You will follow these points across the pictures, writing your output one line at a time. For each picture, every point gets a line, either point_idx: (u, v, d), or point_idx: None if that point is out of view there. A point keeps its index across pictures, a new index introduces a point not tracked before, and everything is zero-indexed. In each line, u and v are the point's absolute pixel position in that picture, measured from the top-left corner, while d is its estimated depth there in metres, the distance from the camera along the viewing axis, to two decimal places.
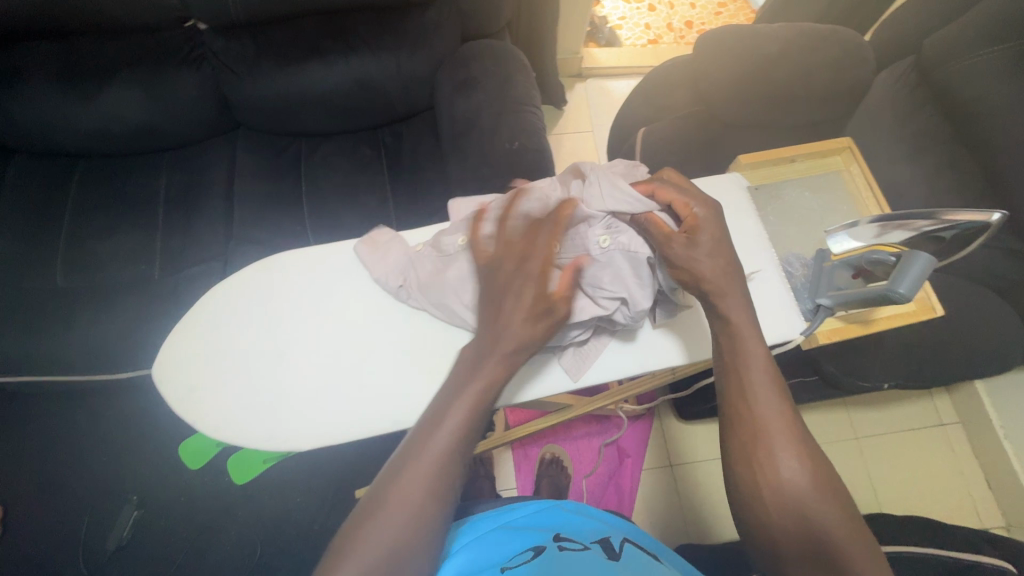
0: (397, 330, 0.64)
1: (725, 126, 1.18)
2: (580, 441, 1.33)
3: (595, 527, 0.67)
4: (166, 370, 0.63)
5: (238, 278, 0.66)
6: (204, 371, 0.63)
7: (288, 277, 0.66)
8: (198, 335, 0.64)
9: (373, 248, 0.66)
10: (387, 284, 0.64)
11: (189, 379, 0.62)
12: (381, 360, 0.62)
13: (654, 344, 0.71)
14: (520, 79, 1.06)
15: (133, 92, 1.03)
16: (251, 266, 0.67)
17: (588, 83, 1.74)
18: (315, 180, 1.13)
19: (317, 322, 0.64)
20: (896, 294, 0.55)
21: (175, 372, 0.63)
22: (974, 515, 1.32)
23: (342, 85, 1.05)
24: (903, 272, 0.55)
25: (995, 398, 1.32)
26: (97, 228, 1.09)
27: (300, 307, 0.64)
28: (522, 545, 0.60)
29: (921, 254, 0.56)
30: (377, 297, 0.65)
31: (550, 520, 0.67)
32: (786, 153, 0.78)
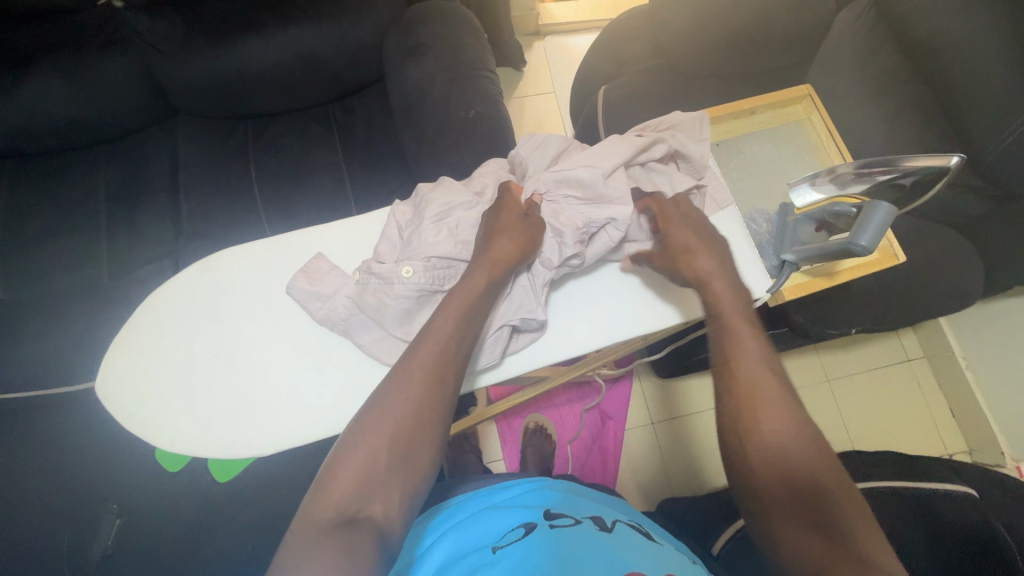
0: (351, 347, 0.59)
1: (688, 79, 1.15)
2: (563, 408, 1.34)
3: (581, 501, 0.67)
4: (113, 385, 0.58)
5: (182, 280, 0.61)
6: (156, 381, 0.59)
7: (238, 277, 0.62)
8: (145, 347, 0.60)
9: (309, 284, 0.58)
10: (332, 320, 0.58)
11: (140, 393, 0.58)
12: (342, 356, 0.59)
13: (644, 306, 0.68)
14: (470, 41, 1.00)
15: (54, 83, 0.95)
16: (193, 266, 0.62)
17: (546, 42, 1.68)
18: (265, 164, 1.07)
19: (271, 322, 0.60)
20: (857, 248, 0.53)
21: (123, 386, 0.59)
22: (940, 443, 1.39)
23: (283, 60, 0.98)
24: (864, 225, 0.53)
25: (957, 333, 1.38)
26: (34, 232, 1.01)
27: (257, 307, 0.60)
28: (515, 521, 0.60)
29: (882, 203, 0.54)
30: (316, 329, 0.60)
31: (539, 497, 0.66)
32: (746, 106, 0.74)
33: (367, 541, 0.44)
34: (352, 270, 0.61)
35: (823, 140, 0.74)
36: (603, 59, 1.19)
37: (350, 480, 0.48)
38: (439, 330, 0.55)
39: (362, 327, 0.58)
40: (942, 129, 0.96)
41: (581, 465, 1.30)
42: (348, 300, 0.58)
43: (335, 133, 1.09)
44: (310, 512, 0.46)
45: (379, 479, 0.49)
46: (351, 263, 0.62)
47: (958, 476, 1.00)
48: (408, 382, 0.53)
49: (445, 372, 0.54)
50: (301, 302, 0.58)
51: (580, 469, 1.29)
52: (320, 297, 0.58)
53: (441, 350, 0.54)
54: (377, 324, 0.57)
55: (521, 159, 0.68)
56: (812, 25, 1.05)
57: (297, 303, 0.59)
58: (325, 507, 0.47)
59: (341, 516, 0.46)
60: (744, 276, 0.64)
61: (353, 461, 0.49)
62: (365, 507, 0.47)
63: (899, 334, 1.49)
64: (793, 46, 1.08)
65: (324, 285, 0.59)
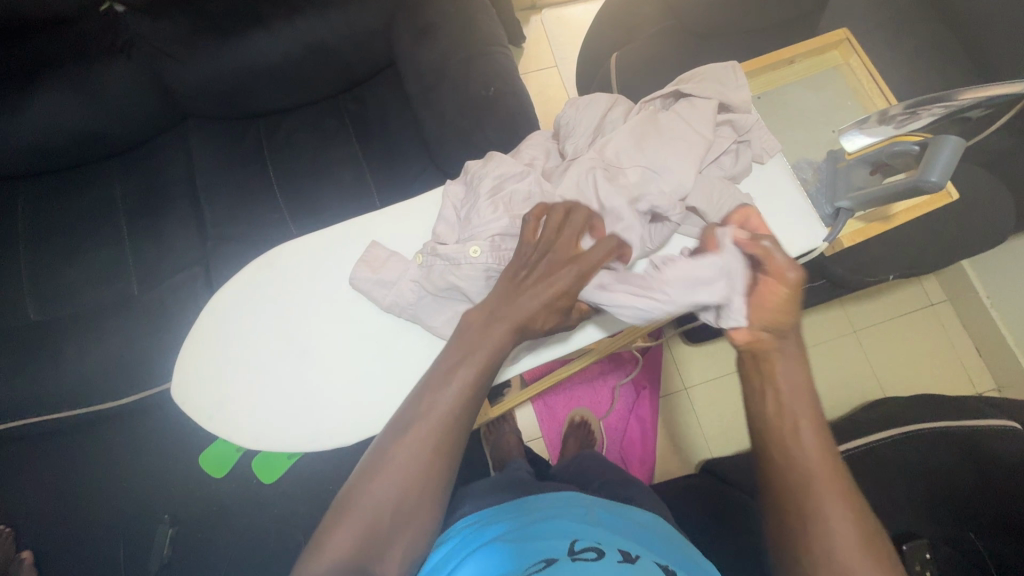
0: (420, 335, 0.59)
1: (699, 39, 1.13)
2: (597, 382, 1.35)
3: (612, 533, 0.63)
4: (189, 388, 0.59)
5: (242, 279, 0.61)
6: (228, 382, 0.59)
7: (295, 270, 0.61)
8: (214, 349, 0.60)
9: (373, 273, 0.57)
10: (401, 307, 0.57)
11: (217, 395, 0.58)
12: (412, 343, 0.58)
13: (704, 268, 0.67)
14: (481, 18, 0.98)
15: (64, 97, 0.93)
16: (252, 263, 0.61)
17: (544, 15, 1.65)
18: (283, 162, 1.05)
19: (333, 315, 0.59)
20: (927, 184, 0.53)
21: (199, 391, 0.59)
22: (969, 383, 1.41)
23: (293, 52, 0.97)
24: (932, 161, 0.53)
25: (980, 273, 1.38)
26: (59, 252, 1.00)
27: (318, 297, 0.60)
28: (537, 554, 0.57)
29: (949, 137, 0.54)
30: (385, 318, 0.59)
31: (564, 527, 0.63)
32: (786, 55, 0.73)
33: None
34: (412, 253, 0.61)
35: (864, 85, 0.72)
36: (612, 24, 1.16)
37: (351, 540, 0.49)
38: (453, 389, 0.52)
39: (429, 314, 0.57)
40: None
41: (620, 436, 1.31)
42: (411, 280, 0.57)
43: (349, 124, 1.07)
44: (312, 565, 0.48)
45: (379, 538, 0.50)
46: (409, 248, 0.61)
47: (1000, 411, 1.01)
48: (407, 452, 0.51)
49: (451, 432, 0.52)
50: (366, 292, 0.57)
51: (619, 440, 1.31)
52: (386, 286, 0.57)
53: (450, 415, 0.52)
54: (438, 300, 0.56)
55: (567, 121, 0.67)
56: None
57: (361, 294, 0.58)
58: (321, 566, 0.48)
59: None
60: (799, 228, 0.63)
61: (349, 523, 0.50)
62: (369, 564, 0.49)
63: (920, 279, 1.49)
64: None
65: (387, 272, 0.58)
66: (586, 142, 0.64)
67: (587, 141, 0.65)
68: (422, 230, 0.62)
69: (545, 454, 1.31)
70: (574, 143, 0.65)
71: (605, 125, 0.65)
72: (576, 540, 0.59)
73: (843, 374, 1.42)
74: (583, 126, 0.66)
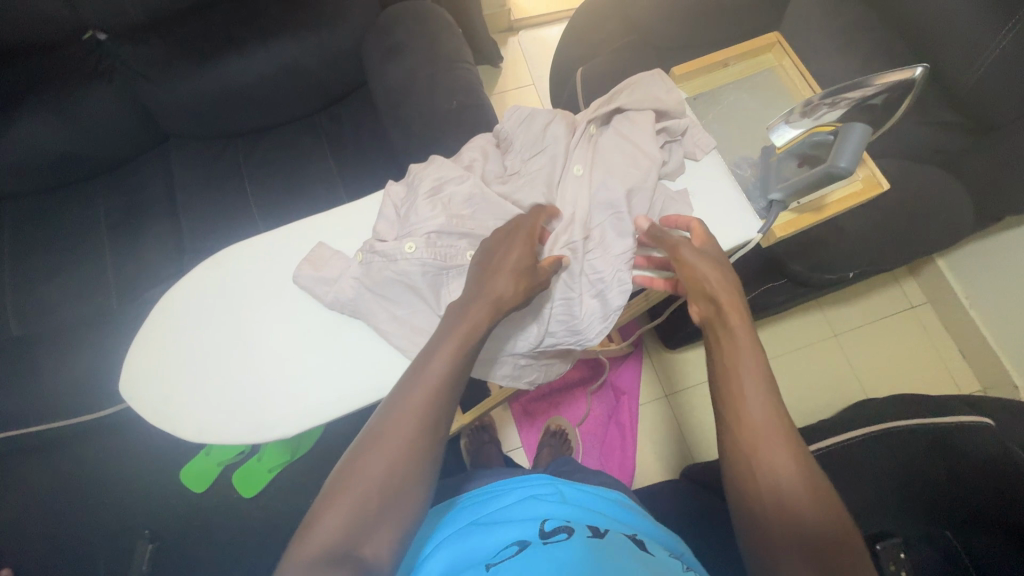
0: (363, 331, 0.61)
1: (661, 52, 1.17)
2: (576, 389, 1.35)
3: (582, 509, 0.67)
4: (134, 386, 0.60)
5: (192, 278, 0.63)
6: (172, 380, 0.60)
7: (242, 270, 0.63)
8: (161, 348, 0.61)
9: (314, 270, 0.60)
10: (339, 302, 0.59)
11: (165, 390, 0.59)
12: (353, 337, 0.60)
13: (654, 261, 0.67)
14: (447, 37, 1.03)
15: (45, 120, 0.97)
16: (202, 263, 0.64)
17: (521, 36, 1.70)
18: (259, 179, 1.09)
19: (277, 311, 0.61)
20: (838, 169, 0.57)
21: (147, 386, 0.60)
22: (954, 384, 1.40)
23: (267, 73, 1.01)
24: (841, 148, 0.57)
25: (956, 273, 1.39)
26: (42, 270, 1.03)
27: (268, 295, 0.62)
28: (512, 536, 0.60)
29: (856, 125, 0.58)
30: (327, 312, 0.61)
31: (535, 503, 0.66)
32: (719, 57, 0.76)
33: None
34: (354, 252, 0.63)
35: (797, 82, 0.75)
36: (577, 41, 1.21)
37: (342, 518, 0.48)
38: (438, 362, 0.53)
39: (368, 309, 0.59)
40: None
41: (599, 442, 1.31)
42: (347, 274, 0.59)
43: (324, 141, 1.11)
44: (298, 551, 0.47)
45: (367, 523, 0.48)
46: (351, 247, 0.63)
47: (974, 409, 1.00)
48: (399, 423, 0.52)
49: (433, 415, 0.52)
50: (307, 288, 0.60)
51: (599, 448, 1.30)
52: (327, 282, 0.59)
53: (439, 386, 0.53)
54: (375, 293, 0.58)
55: (505, 132, 0.70)
56: None
57: (304, 291, 0.61)
58: (312, 547, 0.47)
59: (329, 555, 0.46)
60: (733, 220, 0.65)
61: (343, 498, 0.49)
62: (356, 550, 0.47)
63: (899, 281, 1.50)
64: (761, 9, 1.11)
65: (329, 269, 0.60)
66: (522, 146, 0.67)
67: (523, 150, 0.67)
68: (365, 230, 0.65)
69: (525, 463, 1.30)
70: (514, 153, 0.68)
71: (545, 131, 0.66)
72: (547, 519, 0.62)
73: (824, 378, 1.41)
74: (522, 135, 0.68)
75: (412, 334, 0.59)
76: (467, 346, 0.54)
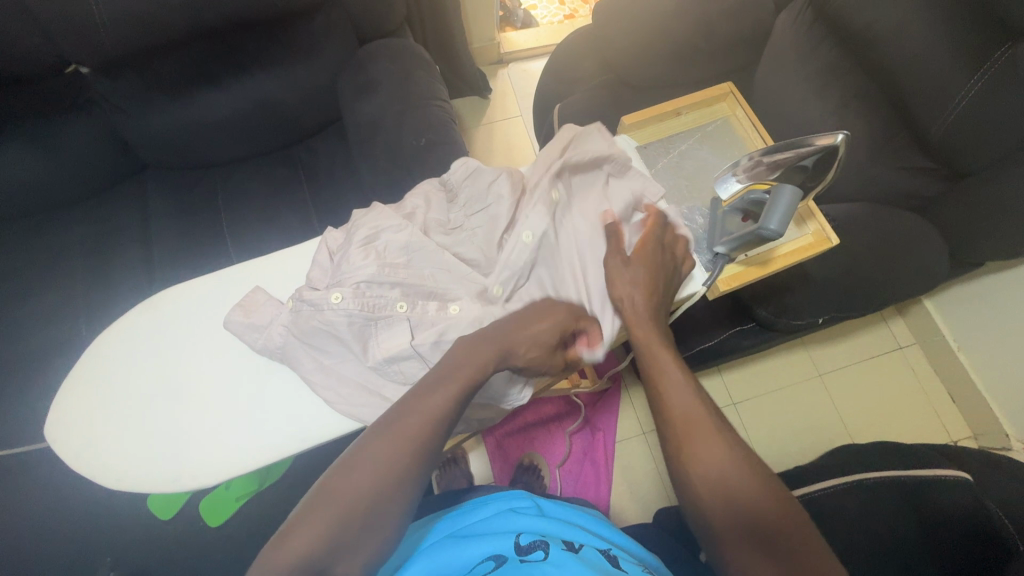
0: (291, 380, 0.64)
1: (637, 91, 1.18)
2: (551, 425, 1.33)
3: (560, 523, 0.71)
4: (59, 430, 0.61)
5: (124, 324, 0.65)
6: (100, 425, 0.62)
7: (177, 317, 0.66)
8: (92, 392, 0.63)
9: (245, 317, 0.62)
10: (268, 347, 0.62)
11: (86, 435, 0.61)
12: (280, 387, 0.63)
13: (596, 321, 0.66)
14: (420, 75, 1.05)
15: (24, 150, 0.99)
16: (136, 308, 0.66)
17: (510, 69, 1.73)
18: (234, 209, 1.10)
19: (208, 358, 0.64)
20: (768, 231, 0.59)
21: (71, 432, 0.61)
22: (942, 430, 1.35)
23: (243, 107, 1.03)
24: (773, 209, 0.59)
25: (943, 314, 1.36)
26: (15, 296, 1.05)
27: (196, 346, 0.65)
28: (490, 550, 0.63)
29: (787, 187, 0.60)
30: (258, 357, 0.64)
31: (514, 521, 0.69)
32: (671, 107, 0.80)
33: None
34: (286, 298, 0.66)
35: (748, 131, 0.79)
36: (556, 79, 1.22)
37: (311, 537, 0.50)
38: (437, 400, 0.55)
39: (297, 355, 0.62)
40: (888, 114, 0.97)
41: (575, 480, 1.28)
42: (279, 320, 0.62)
43: (300, 173, 1.13)
44: (270, 560, 0.49)
45: (344, 541, 0.50)
46: (284, 292, 0.66)
47: (952, 462, 0.97)
48: (386, 448, 0.54)
49: (420, 446, 0.54)
50: (239, 335, 0.62)
51: (574, 487, 1.27)
52: (256, 329, 0.62)
53: (429, 421, 0.55)
54: (301, 340, 0.61)
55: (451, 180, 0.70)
56: (750, 27, 1.09)
57: (235, 336, 0.63)
58: (283, 559, 0.49)
59: (300, 573, 0.48)
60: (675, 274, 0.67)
61: (318, 516, 0.51)
62: (330, 566, 0.49)
63: (886, 321, 1.47)
64: (735, 50, 1.12)
65: (260, 316, 0.63)
66: (468, 199, 0.68)
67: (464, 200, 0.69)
68: (301, 276, 0.68)
69: None
70: (458, 205, 0.69)
71: (489, 188, 0.66)
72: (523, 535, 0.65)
73: (808, 420, 1.38)
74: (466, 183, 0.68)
75: (337, 383, 0.62)
76: (459, 390, 0.56)
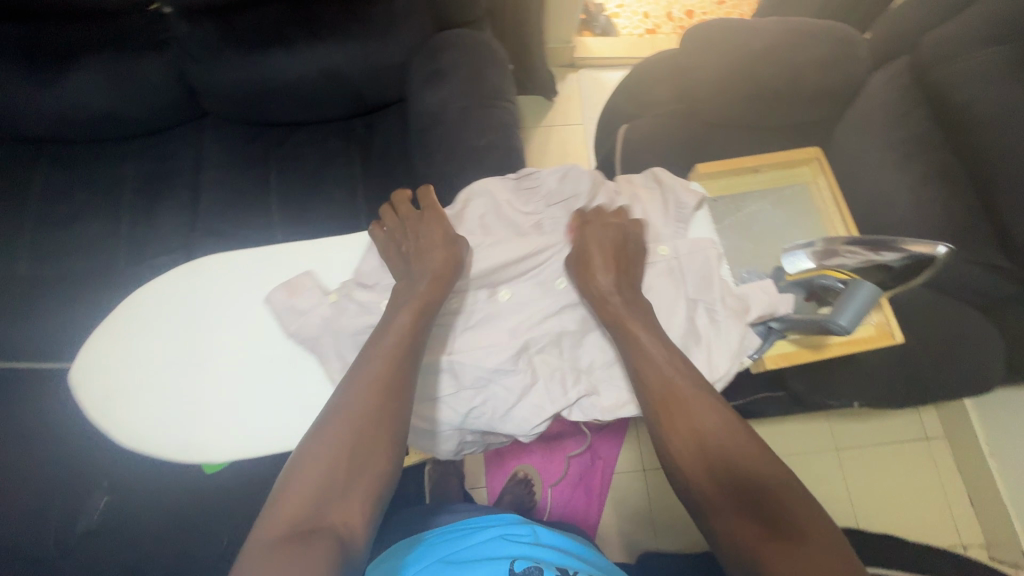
0: (310, 370, 0.65)
1: (708, 126, 1.14)
2: (549, 448, 1.30)
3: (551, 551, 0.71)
4: (88, 378, 0.65)
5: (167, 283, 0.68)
6: (125, 379, 0.65)
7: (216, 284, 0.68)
8: (125, 346, 0.66)
9: (288, 297, 0.64)
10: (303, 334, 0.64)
11: (110, 388, 0.64)
12: (300, 374, 0.65)
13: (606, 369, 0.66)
14: (492, 72, 1.02)
15: (94, 77, 1.01)
16: (178, 270, 0.69)
17: (580, 74, 1.69)
18: (282, 172, 1.10)
19: (237, 331, 0.66)
20: (837, 325, 0.61)
21: (82, 384, 0.65)
22: (954, 533, 1.29)
23: (310, 73, 1.02)
24: (847, 305, 0.61)
25: (981, 415, 1.29)
26: (63, 215, 1.07)
27: (224, 318, 0.67)
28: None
29: (866, 286, 0.61)
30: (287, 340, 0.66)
31: (506, 547, 0.69)
32: (752, 165, 0.82)
33: (331, 545, 0.49)
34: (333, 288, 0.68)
35: (825, 204, 0.82)
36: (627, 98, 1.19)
37: (306, 489, 0.52)
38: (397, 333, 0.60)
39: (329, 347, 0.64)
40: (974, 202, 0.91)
41: (565, 503, 1.27)
42: (320, 306, 0.64)
43: (355, 147, 1.12)
44: (267, 525, 0.51)
45: (333, 493, 0.52)
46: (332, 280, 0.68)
47: None
48: (362, 394, 0.57)
49: (386, 399, 0.57)
50: (279, 314, 0.65)
51: (563, 510, 1.26)
52: (296, 313, 0.64)
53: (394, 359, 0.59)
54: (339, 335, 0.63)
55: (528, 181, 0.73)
56: (839, 83, 1.03)
57: (275, 313, 0.65)
58: (282, 516, 0.51)
59: (300, 525, 0.50)
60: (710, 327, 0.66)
61: (310, 469, 0.53)
62: (326, 514, 0.51)
63: (918, 408, 1.40)
64: (819, 102, 1.07)
65: (302, 301, 0.64)
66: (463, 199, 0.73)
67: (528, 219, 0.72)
68: (351, 266, 0.69)
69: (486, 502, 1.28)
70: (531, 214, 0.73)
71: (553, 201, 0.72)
72: (517, 560, 0.66)
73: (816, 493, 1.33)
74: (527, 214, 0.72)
75: None
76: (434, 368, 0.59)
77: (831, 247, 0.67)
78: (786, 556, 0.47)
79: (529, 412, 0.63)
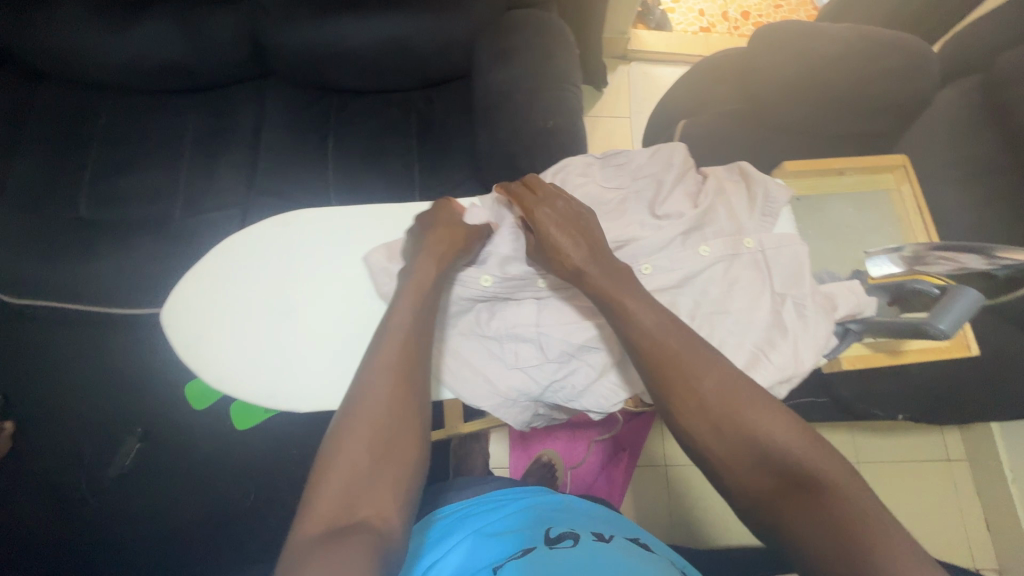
0: None
1: (766, 129, 1.13)
2: (573, 435, 1.32)
3: (585, 517, 0.68)
4: (184, 321, 0.70)
5: (259, 236, 0.73)
6: (217, 325, 0.70)
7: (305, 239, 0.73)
8: (218, 293, 0.71)
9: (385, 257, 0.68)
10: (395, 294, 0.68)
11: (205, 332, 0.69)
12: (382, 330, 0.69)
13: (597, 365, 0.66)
14: (559, 55, 1.01)
15: (168, 30, 1.03)
16: (269, 225, 0.74)
17: (631, 67, 1.68)
18: (339, 139, 1.11)
19: (324, 285, 0.71)
20: (937, 329, 0.58)
21: (179, 320, 0.70)
22: (967, 554, 1.30)
23: (378, 41, 1.02)
24: (947, 308, 0.58)
25: (1007, 442, 1.29)
26: (121, 162, 1.08)
27: (312, 273, 0.71)
28: (514, 540, 0.60)
29: (969, 291, 0.59)
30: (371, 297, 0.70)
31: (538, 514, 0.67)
32: (838, 166, 0.84)
33: (372, 536, 0.47)
34: None
35: (907, 211, 0.84)
36: (686, 93, 1.18)
37: (340, 485, 0.50)
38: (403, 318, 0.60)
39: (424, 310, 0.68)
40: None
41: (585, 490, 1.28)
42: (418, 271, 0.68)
43: (413, 119, 1.13)
44: (303, 530, 0.47)
45: (365, 486, 0.50)
46: None
47: None
48: (381, 388, 0.55)
49: (403, 391, 0.56)
50: (374, 272, 0.69)
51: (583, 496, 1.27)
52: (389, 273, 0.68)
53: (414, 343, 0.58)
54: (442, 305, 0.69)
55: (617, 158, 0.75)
56: (908, 94, 1.02)
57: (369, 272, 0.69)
58: (316, 520, 0.48)
59: (335, 524, 0.47)
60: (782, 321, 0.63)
61: (337, 468, 0.51)
62: (363, 513, 0.48)
63: (942, 429, 1.41)
64: (882, 114, 1.06)
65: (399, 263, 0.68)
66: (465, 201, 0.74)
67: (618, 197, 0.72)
68: None
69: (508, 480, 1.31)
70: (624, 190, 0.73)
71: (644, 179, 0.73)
72: (551, 527, 0.63)
73: None
74: (617, 193, 0.72)
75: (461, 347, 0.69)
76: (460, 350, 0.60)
77: (921, 253, 0.68)
78: (816, 524, 0.45)
79: (608, 391, 0.65)
